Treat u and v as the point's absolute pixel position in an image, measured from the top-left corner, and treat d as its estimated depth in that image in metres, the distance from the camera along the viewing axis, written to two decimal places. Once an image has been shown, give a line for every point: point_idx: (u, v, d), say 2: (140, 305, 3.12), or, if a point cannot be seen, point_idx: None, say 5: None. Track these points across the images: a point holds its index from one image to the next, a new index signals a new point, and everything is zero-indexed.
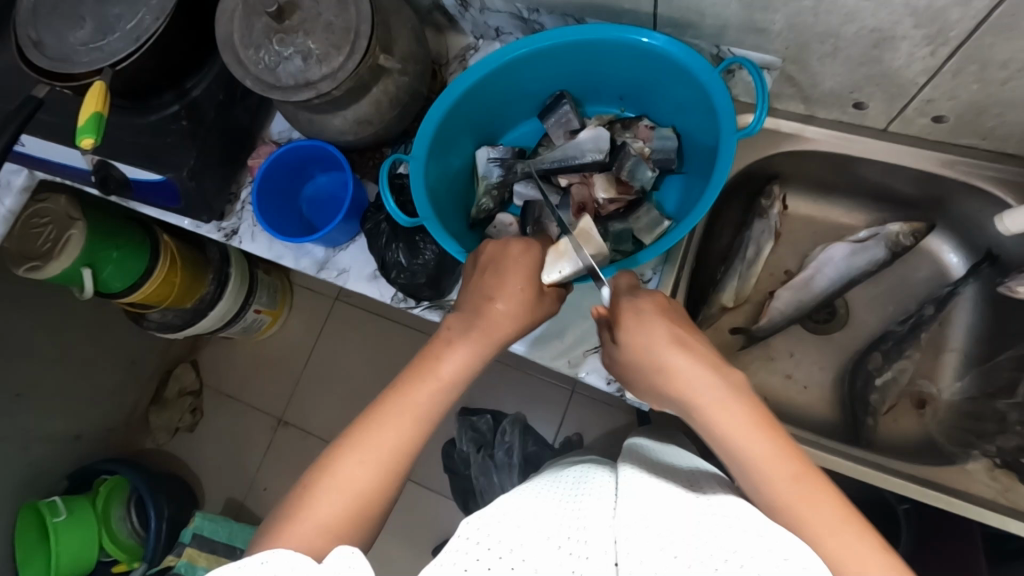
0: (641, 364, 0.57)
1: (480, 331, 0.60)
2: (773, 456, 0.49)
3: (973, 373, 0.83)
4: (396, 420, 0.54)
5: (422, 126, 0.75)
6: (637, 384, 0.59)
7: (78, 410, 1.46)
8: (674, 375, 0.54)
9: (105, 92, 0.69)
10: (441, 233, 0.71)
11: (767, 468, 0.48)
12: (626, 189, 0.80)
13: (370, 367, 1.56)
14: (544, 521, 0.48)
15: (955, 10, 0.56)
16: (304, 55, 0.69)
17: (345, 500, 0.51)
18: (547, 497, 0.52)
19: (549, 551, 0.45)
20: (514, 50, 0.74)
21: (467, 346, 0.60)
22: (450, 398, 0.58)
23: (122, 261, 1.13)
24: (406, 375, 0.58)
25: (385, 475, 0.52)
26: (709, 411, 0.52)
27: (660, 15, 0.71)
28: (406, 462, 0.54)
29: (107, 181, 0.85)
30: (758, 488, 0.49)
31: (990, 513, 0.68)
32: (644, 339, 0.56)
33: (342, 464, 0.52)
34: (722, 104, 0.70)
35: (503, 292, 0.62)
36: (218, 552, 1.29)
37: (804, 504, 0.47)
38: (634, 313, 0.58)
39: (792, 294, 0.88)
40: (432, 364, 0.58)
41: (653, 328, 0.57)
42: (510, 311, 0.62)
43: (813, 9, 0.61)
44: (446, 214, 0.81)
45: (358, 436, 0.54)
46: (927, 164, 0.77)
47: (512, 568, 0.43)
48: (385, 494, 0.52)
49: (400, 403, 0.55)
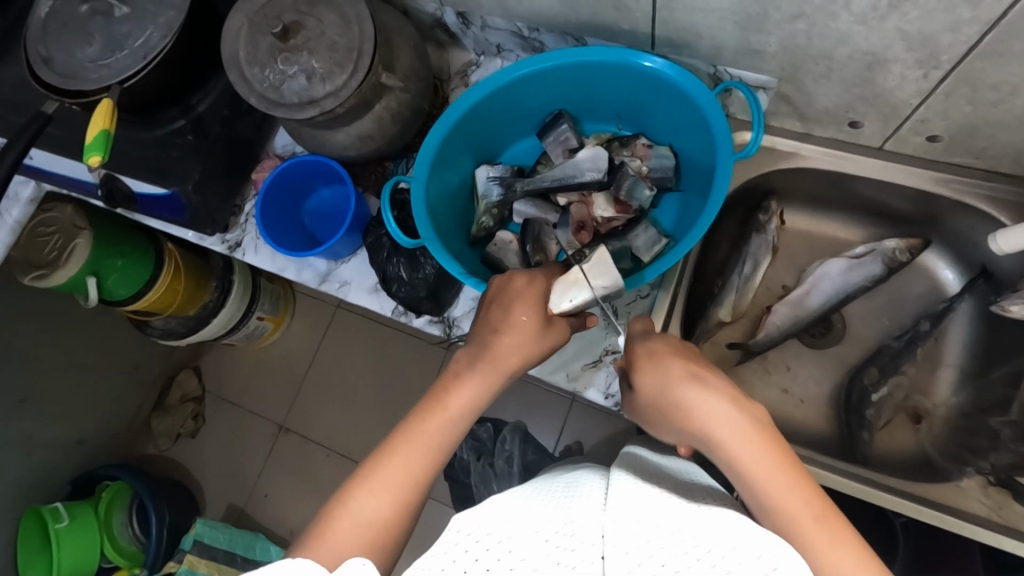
0: (657, 401, 0.59)
1: (487, 362, 0.61)
2: (792, 492, 0.50)
3: (968, 389, 0.84)
4: (409, 451, 0.56)
5: (423, 146, 0.76)
6: (655, 424, 0.61)
7: (82, 416, 1.47)
8: (691, 410, 0.56)
9: (112, 109, 0.71)
10: (442, 254, 0.72)
11: (787, 506, 0.49)
12: (625, 208, 0.81)
13: (372, 374, 1.57)
14: (534, 517, 0.49)
15: (945, 34, 0.57)
16: (308, 73, 0.71)
17: (356, 528, 0.51)
18: (536, 500, 0.52)
19: (536, 542, 0.46)
20: (513, 71, 0.75)
21: (475, 381, 0.60)
22: (461, 429, 0.59)
23: (126, 270, 1.14)
24: (417, 409, 0.59)
25: (397, 506, 0.53)
26: (726, 446, 0.53)
27: (658, 36, 0.72)
28: (420, 495, 0.55)
29: (113, 194, 0.87)
30: (779, 527, 0.49)
31: (984, 531, 0.69)
32: (659, 378, 0.58)
33: (356, 495, 0.53)
34: (718, 124, 0.71)
35: (509, 322, 0.63)
36: (219, 560, 1.29)
37: (826, 541, 0.47)
38: (648, 355, 0.61)
39: (788, 310, 0.89)
40: (442, 399, 0.59)
41: (669, 366, 0.59)
42: (517, 345, 0.62)
43: (807, 32, 0.62)
44: (448, 234, 0.82)
45: (372, 467, 0.55)
46: (922, 182, 0.78)
47: (499, 559, 0.45)
48: (398, 526, 0.53)
49: (413, 437, 0.56)
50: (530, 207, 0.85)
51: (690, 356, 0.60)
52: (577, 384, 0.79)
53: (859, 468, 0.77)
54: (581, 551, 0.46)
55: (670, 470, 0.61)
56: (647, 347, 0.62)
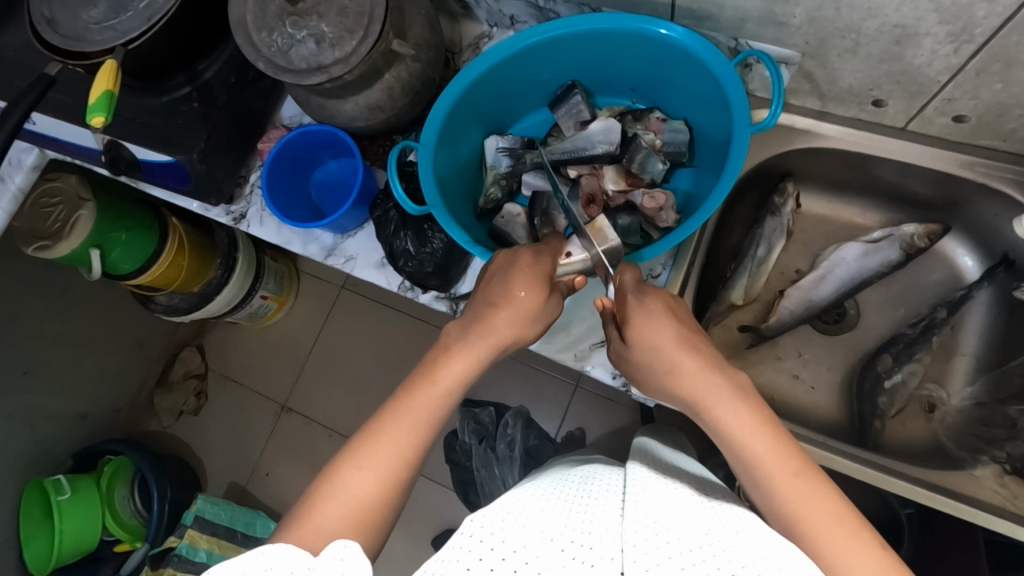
0: (647, 364, 0.59)
1: (478, 336, 0.60)
2: (773, 451, 0.51)
3: (985, 378, 0.82)
4: (397, 432, 0.55)
5: (431, 113, 0.74)
6: (642, 382, 0.61)
7: (83, 390, 1.46)
8: (680, 376, 0.56)
9: (116, 70, 0.69)
10: (449, 223, 0.70)
11: (763, 458, 0.50)
12: (636, 180, 0.80)
13: (375, 355, 1.56)
14: (548, 522, 0.47)
15: (981, 6, 0.54)
16: (317, 38, 0.69)
17: (343, 507, 0.51)
18: (553, 499, 0.51)
19: (551, 554, 0.44)
20: (526, 38, 0.73)
21: (465, 354, 0.60)
22: (449, 405, 0.58)
23: (130, 243, 1.13)
24: (407, 388, 0.58)
25: (385, 484, 0.53)
26: (717, 414, 0.54)
27: (677, 6, 0.70)
28: (409, 472, 0.55)
29: (117, 161, 0.86)
30: (756, 473, 0.50)
31: (998, 519, 0.67)
32: (651, 339, 0.58)
33: (344, 472, 0.53)
34: (736, 97, 0.69)
35: (509, 298, 0.61)
36: (221, 534, 1.30)
37: (803, 498, 0.48)
38: (641, 309, 0.59)
39: (801, 295, 0.87)
40: (434, 373, 0.59)
41: (660, 330, 0.58)
42: (511, 318, 0.61)
43: (834, 3, 0.60)
44: (455, 204, 0.81)
45: (359, 446, 0.54)
46: (946, 165, 0.76)
47: (514, 570, 0.42)
48: (386, 505, 0.53)
49: (402, 416, 0.56)
50: (539, 179, 0.82)
51: (682, 321, 0.59)
52: (586, 363, 0.78)
53: (872, 454, 0.76)
54: (600, 566, 0.44)
55: (680, 464, 0.62)
56: (635, 308, 0.59)
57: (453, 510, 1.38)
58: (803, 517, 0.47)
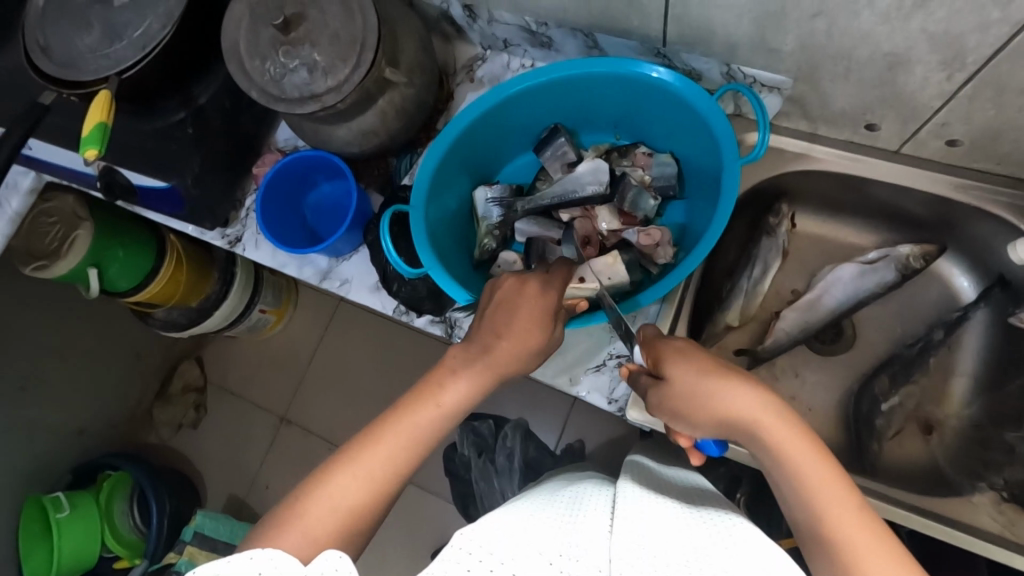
0: (683, 401, 0.56)
1: (486, 362, 0.60)
2: (818, 474, 0.50)
3: (981, 400, 0.82)
4: (391, 445, 0.55)
5: (420, 171, 0.74)
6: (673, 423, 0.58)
7: (82, 406, 1.46)
8: (723, 403, 0.54)
9: (110, 100, 0.69)
10: (448, 282, 0.70)
11: (808, 476, 0.50)
12: (630, 219, 0.80)
13: (373, 369, 1.56)
14: (535, 535, 0.46)
15: (972, 36, 0.54)
16: (310, 67, 0.69)
17: (332, 514, 0.51)
18: (540, 516, 0.50)
19: (535, 562, 0.44)
20: (507, 89, 0.74)
21: (470, 377, 0.60)
22: (447, 424, 0.58)
23: (128, 261, 1.13)
24: (406, 399, 0.58)
25: (375, 495, 0.53)
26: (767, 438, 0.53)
27: (670, 33, 0.70)
28: (399, 483, 0.55)
29: (112, 187, 0.86)
30: (805, 495, 0.50)
31: (995, 547, 0.67)
32: (689, 371, 0.57)
33: (335, 477, 0.52)
34: (722, 132, 0.69)
35: (512, 328, 0.62)
36: (219, 551, 1.28)
37: (854, 525, 0.48)
38: (677, 352, 0.59)
39: (798, 314, 0.87)
40: (433, 394, 0.58)
41: (697, 362, 0.57)
42: (516, 344, 0.61)
43: (826, 31, 0.60)
44: (449, 257, 0.79)
45: (354, 453, 0.54)
46: (939, 187, 0.76)
47: None
48: (372, 513, 0.53)
49: (398, 429, 0.56)
50: (531, 226, 0.82)
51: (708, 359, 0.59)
52: (580, 388, 0.78)
53: (870, 480, 0.75)
54: None
55: (673, 479, 0.62)
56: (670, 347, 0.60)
57: (452, 523, 1.38)
58: (855, 542, 0.47)
